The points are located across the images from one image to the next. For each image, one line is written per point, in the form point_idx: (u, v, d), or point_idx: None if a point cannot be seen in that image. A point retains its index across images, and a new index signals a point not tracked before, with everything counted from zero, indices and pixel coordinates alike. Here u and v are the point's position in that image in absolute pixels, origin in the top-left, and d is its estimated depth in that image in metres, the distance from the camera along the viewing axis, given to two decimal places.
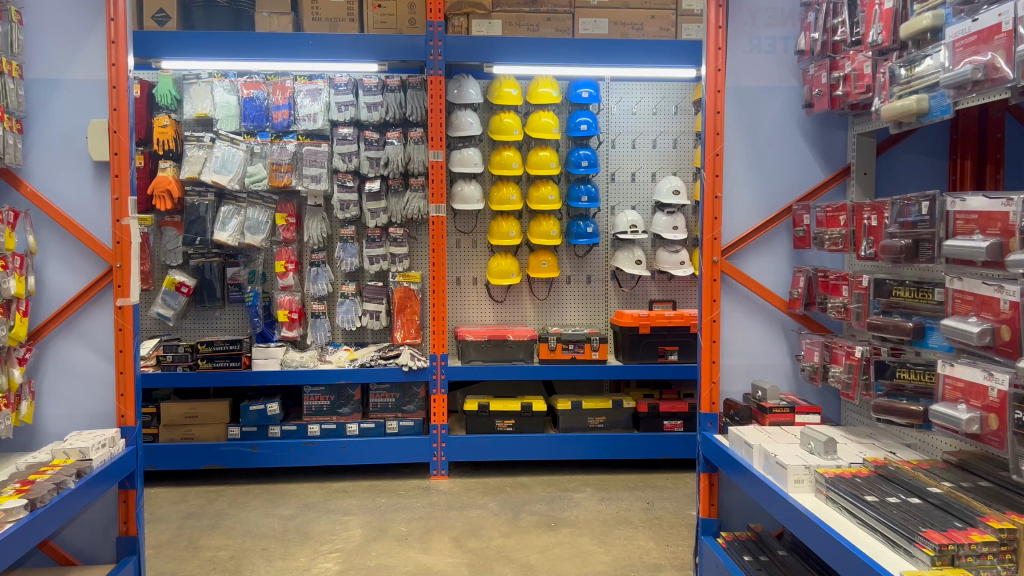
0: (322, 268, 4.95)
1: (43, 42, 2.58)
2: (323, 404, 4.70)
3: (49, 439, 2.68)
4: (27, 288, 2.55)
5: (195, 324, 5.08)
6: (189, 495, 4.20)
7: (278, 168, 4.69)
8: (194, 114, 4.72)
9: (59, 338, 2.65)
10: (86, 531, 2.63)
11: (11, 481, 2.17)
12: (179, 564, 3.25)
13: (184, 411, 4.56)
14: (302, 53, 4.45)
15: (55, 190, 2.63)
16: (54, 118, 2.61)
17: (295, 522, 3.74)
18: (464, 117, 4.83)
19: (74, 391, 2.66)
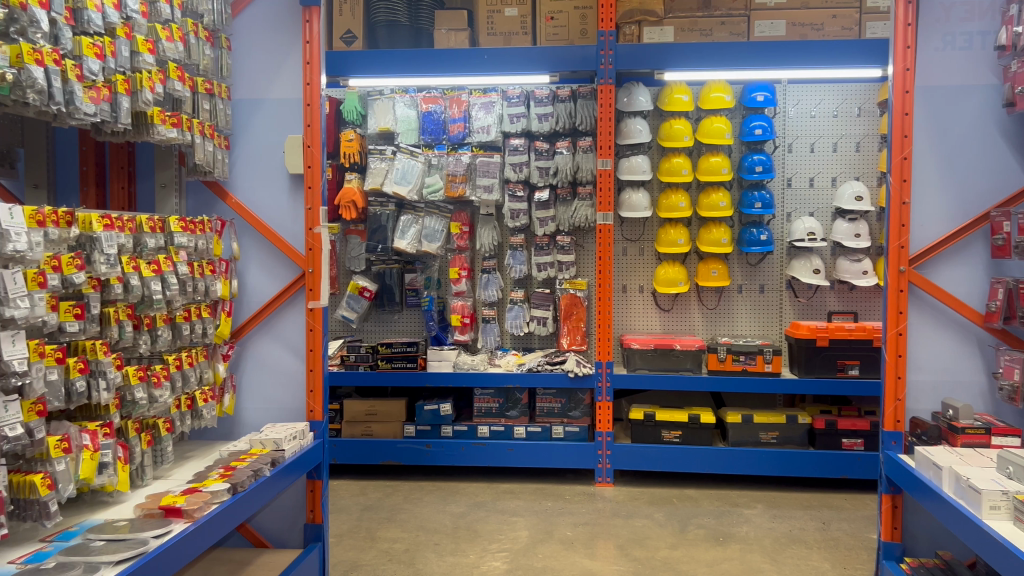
0: (492, 275, 5.09)
1: (249, 65, 2.82)
2: (492, 406, 4.84)
3: (247, 431, 2.91)
4: (231, 290, 2.79)
5: (375, 326, 5.36)
6: (367, 489, 4.42)
7: (454, 179, 4.86)
8: (377, 128, 4.99)
9: (257, 337, 2.88)
10: (277, 517, 2.84)
11: (216, 467, 2.38)
12: (358, 553, 3.43)
13: (365, 408, 4.83)
14: (478, 67, 4.60)
15: (256, 201, 2.86)
16: (257, 136, 2.84)
17: (465, 520, 3.86)
18: (634, 125, 4.83)
19: (269, 386, 2.88)
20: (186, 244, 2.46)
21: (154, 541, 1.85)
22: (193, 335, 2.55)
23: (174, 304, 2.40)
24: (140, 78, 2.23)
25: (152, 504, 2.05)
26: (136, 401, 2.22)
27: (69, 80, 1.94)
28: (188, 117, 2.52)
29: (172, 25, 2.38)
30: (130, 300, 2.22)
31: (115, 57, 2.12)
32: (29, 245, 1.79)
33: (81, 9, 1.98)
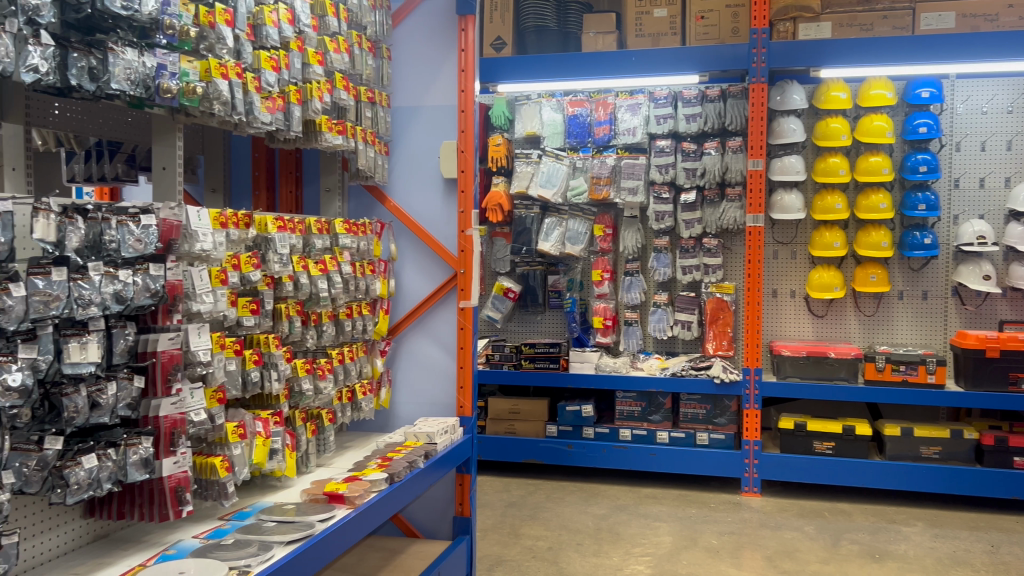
0: (636, 278, 5.06)
1: (408, 73, 2.94)
2: (634, 410, 4.81)
3: (400, 424, 3.03)
4: (389, 289, 2.92)
5: (519, 326, 5.44)
6: (510, 486, 4.50)
7: (598, 181, 4.86)
8: (524, 132, 5.09)
9: (411, 334, 2.99)
10: (428, 508, 2.94)
11: (374, 457, 2.50)
12: (503, 549, 3.50)
13: (508, 407, 4.92)
14: (626, 70, 4.60)
15: (413, 205, 2.96)
16: (414, 141, 2.95)
17: (607, 522, 3.86)
18: (787, 123, 4.68)
19: (422, 381, 2.99)
20: (350, 245, 2.59)
21: (320, 524, 1.96)
22: (354, 331, 2.69)
23: (337, 302, 2.54)
24: (310, 88, 2.37)
25: (317, 490, 2.18)
26: (303, 391, 2.36)
27: (249, 91, 2.09)
28: (352, 125, 2.66)
29: (339, 38, 2.52)
30: (299, 297, 2.37)
31: (289, 69, 2.27)
32: (214, 244, 1.95)
33: (261, 25, 2.12)
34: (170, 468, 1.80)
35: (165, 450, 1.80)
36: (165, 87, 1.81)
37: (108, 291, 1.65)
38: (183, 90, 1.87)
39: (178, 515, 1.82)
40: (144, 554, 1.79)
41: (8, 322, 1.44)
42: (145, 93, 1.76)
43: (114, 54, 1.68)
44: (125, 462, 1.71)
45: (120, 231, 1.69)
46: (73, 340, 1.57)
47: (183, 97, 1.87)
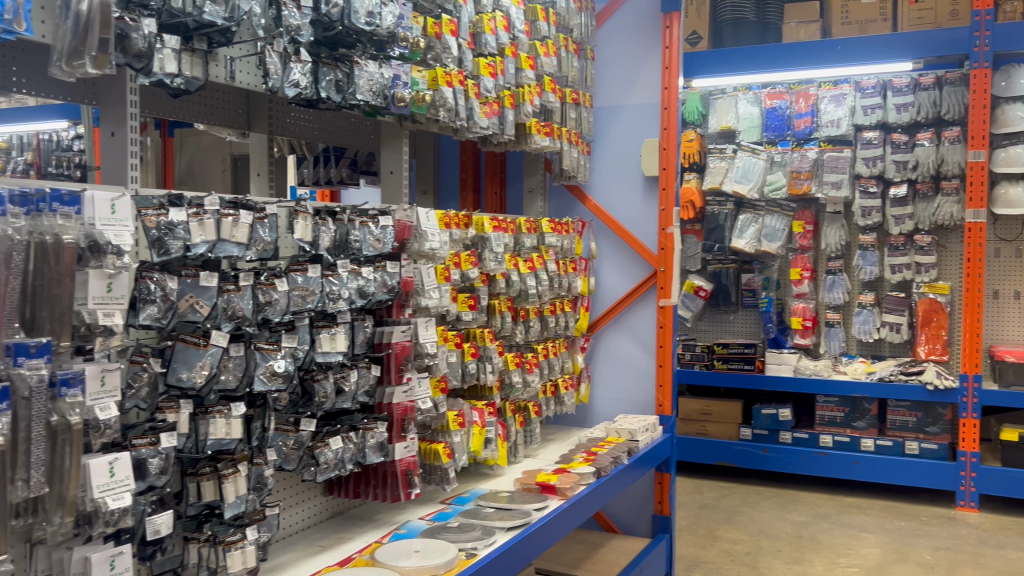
0: (838, 277, 4.85)
1: (610, 73, 2.97)
2: (837, 415, 4.60)
3: (599, 420, 3.07)
4: (589, 286, 2.96)
5: (710, 326, 5.33)
6: (703, 487, 4.45)
7: (798, 175, 4.72)
8: (719, 126, 4.99)
9: (610, 331, 3.02)
10: (627, 504, 2.96)
11: (579, 450, 2.55)
12: (700, 550, 3.47)
13: (700, 408, 4.85)
14: (830, 59, 4.43)
15: (613, 204, 2.99)
16: (615, 141, 2.97)
17: (808, 530, 3.74)
18: (1013, 111, 4.33)
19: (620, 378, 3.00)
20: (555, 243, 2.66)
21: (536, 513, 2.02)
22: (558, 327, 2.75)
23: (543, 299, 2.61)
24: (522, 91, 2.45)
25: (530, 480, 2.25)
26: (513, 384, 2.45)
27: (470, 97, 2.19)
28: (558, 126, 2.72)
29: (548, 41, 2.58)
30: (510, 293, 2.45)
31: (504, 74, 2.36)
32: (440, 244, 2.06)
33: (480, 33, 2.22)
34: (401, 452, 1.93)
35: (397, 436, 1.93)
36: (399, 95, 1.94)
37: (353, 286, 1.79)
38: (414, 98, 2.00)
39: (408, 497, 1.94)
40: (378, 531, 1.92)
41: (274, 313, 1.59)
42: (383, 103, 1.89)
43: (358, 67, 1.81)
44: (364, 445, 1.85)
45: (362, 232, 1.83)
46: (324, 331, 1.72)
47: (414, 104, 2.00)
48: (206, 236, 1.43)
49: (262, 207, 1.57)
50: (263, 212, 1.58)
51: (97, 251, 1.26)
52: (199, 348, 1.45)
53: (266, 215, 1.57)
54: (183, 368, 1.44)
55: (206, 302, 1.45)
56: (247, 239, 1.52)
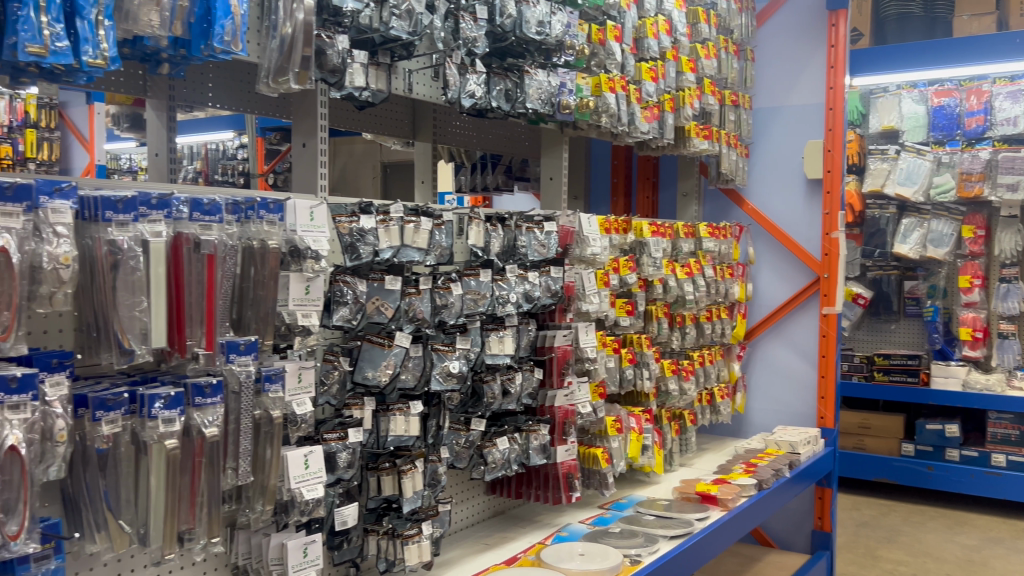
0: (1014, 285, 4.51)
1: (771, 74, 2.89)
2: (1011, 433, 4.29)
3: (754, 430, 2.99)
4: (747, 293, 2.89)
5: (868, 334, 5.08)
6: (860, 504, 4.26)
7: (968, 177, 4.43)
8: (880, 126, 4.79)
9: (767, 340, 2.94)
10: (785, 518, 2.89)
11: (738, 461, 2.49)
12: (861, 569, 3.33)
13: (857, 421, 4.66)
14: (1007, 53, 4.16)
15: (773, 207, 2.90)
16: (775, 143, 2.89)
17: (979, 554, 3.52)
18: None
19: (778, 388, 2.92)
20: (713, 249, 2.62)
21: (698, 523, 2.00)
22: (714, 334, 2.70)
23: (700, 305, 2.57)
24: (683, 95, 2.43)
25: (689, 489, 2.22)
26: (670, 391, 2.43)
27: (632, 102, 2.19)
28: (717, 129, 2.68)
29: (709, 43, 2.55)
30: (667, 299, 2.43)
31: (665, 78, 2.34)
32: (601, 249, 2.07)
33: (642, 37, 2.23)
34: (563, 455, 1.95)
35: (559, 438, 1.95)
36: (564, 103, 1.95)
37: (520, 290, 1.82)
38: (579, 105, 2.01)
39: (568, 500, 1.95)
40: (541, 532, 1.95)
41: (450, 316, 1.67)
42: (550, 110, 1.91)
43: (528, 76, 1.85)
44: (527, 446, 1.89)
45: (529, 237, 1.86)
46: (493, 334, 1.78)
47: (578, 111, 2.02)
48: (392, 242, 1.55)
49: (441, 214, 1.66)
50: (442, 219, 1.67)
51: (297, 256, 1.38)
52: (384, 348, 1.54)
53: (444, 221, 1.67)
54: (369, 367, 1.54)
55: (390, 304, 1.54)
56: (426, 245, 1.61)
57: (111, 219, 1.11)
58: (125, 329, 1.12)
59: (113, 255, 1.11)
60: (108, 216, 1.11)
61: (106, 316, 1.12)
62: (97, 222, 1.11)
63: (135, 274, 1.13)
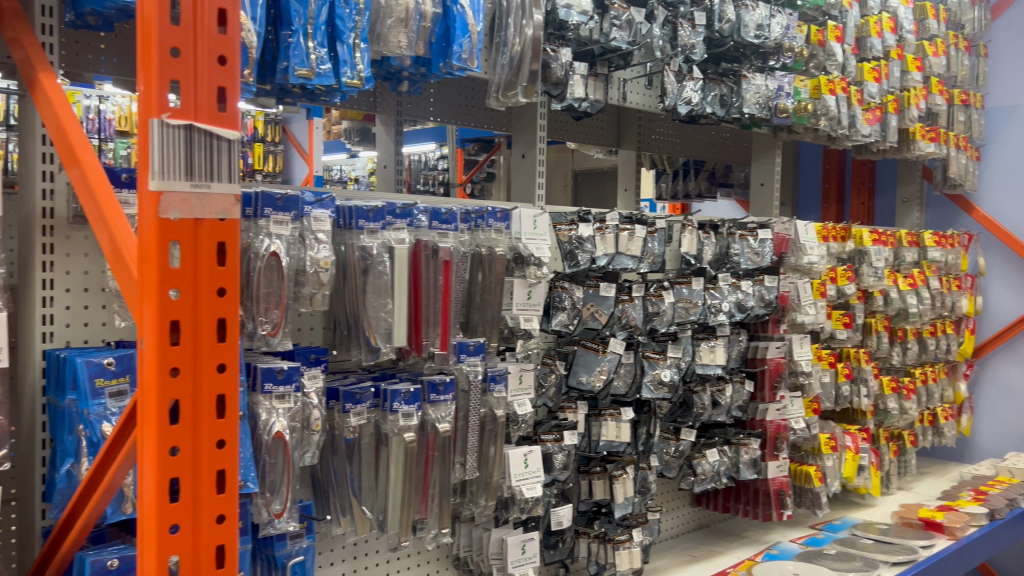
0: None
1: (1008, 71, 2.67)
2: None
3: (981, 456, 2.77)
4: (976, 307, 2.68)
5: None
6: None
7: None
8: None
9: (998, 358, 2.71)
10: (1016, 553, 2.65)
11: (965, 488, 2.32)
12: None
13: None
14: None
15: (1007, 214, 2.67)
16: (1010, 145, 2.66)
17: None
18: None
19: (1009, 411, 2.69)
20: (940, 258, 2.45)
21: (923, 551, 1.87)
22: (938, 350, 2.54)
23: (924, 318, 2.42)
24: (907, 96, 2.30)
25: (911, 515, 2.09)
26: (889, 410, 2.30)
27: (853, 104, 2.10)
28: (945, 130, 2.51)
29: (937, 40, 2.40)
30: (888, 312, 2.31)
31: (889, 78, 2.23)
32: (818, 257, 1.98)
33: (865, 37, 2.14)
34: (775, 471, 1.89)
35: (770, 453, 1.89)
36: (782, 106, 1.89)
37: (732, 300, 1.78)
38: (797, 108, 1.96)
39: (779, 517, 1.89)
40: (750, 548, 1.90)
41: (661, 324, 1.66)
42: (768, 114, 1.86)
43: (746, 81, 1.81)
44: (737, 459, 1.85)
45: (741, 245, 1.82)
46: (703, 343, 1.74)
47: (795, 114, 1.96)
48: (607, 250, 1.57)
49: (655, 222, 1.66)
50: (655, 226, 1.67)
51: (521, 262, 1.45)
52: (598, 354, 1.56)
53: (658, 229, 1.66)
54: (583, 371, 1.57)
55: (605, 311, 1.57)
56: (640, 252, 1.62)
57: (363, 227, 1.23)
58: (372, 328, 1.24)
59: (364, 259, 1.23)
60: (361, 224, 1.24)
61: (357, 316, 1.25)
62: (351, 230, 1.24)
63: (382, 277, 1.24)
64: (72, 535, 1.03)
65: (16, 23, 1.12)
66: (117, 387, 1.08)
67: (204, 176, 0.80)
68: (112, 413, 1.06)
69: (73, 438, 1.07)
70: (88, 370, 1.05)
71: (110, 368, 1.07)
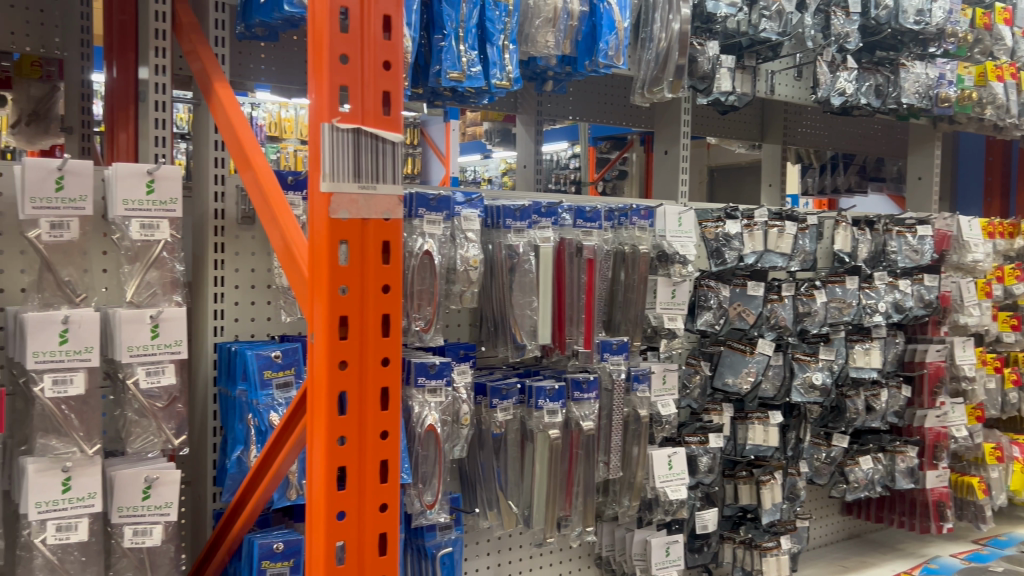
0: None
1: None
2: None
3: None
4: None
5: None
6: None
7: None
8: None
9: None
10: None
11: None
12: None
13: None
14: None
15: None
16: None
17: None
18: None
19: None
20: None
21: None
22: None
23: None
24: None
25: None
26: None
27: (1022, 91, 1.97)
28: None
29: None
30: None
31: None
32: (985, 255, 1.86)
33: None
34: (933, 481, 1.80)
35: (928, 462, 1.80)
36: (943, 96, 1.79)
37: (889, 300, 1.71)
38: (960, 96, 1.85)
39: (939, 530, 1.80)
40: (906, 561, 1.80)
41: (813, 324, 1.61)
42: (928, 104, 1.76)
43: (904, 69, 1.73)
44: (893, 468, 1.77)
45: (899, 242, 1.74)
46: (858, 345, 1.69)
47: (958, 103, 1.85)
48: (756, 247, 1.53)
49: (806, 218, 1.60)
50: (806, 223, 1.61)
51: (665, 260, 1.43)
52: (746, 355, 1.53)
53: (809, 225, 1.61)
54: (729, 373, 1.54)
55: (753, 311, 1.53)
56: (790, 250, 1.57)
57: (510, 226, 1.25)
58: (518, 325, 1.26)
59: (511, 258, 1.25)
60: (508, 223, 1.26)
61: (503, 313, 1.27)
62: (498, 229, 1.27)
63: (528, 275, 1.26)
64: (242, 518, 1.10)
65: (194, 38, 1.19)
66: (283, 378, 1.15)
67: (370, 177, 0.85)
68: (279, 403, 1.13)
69: (243, 425, 1.15)
70: (258, 362, 1.12)
71: (277, 360, 1.14)
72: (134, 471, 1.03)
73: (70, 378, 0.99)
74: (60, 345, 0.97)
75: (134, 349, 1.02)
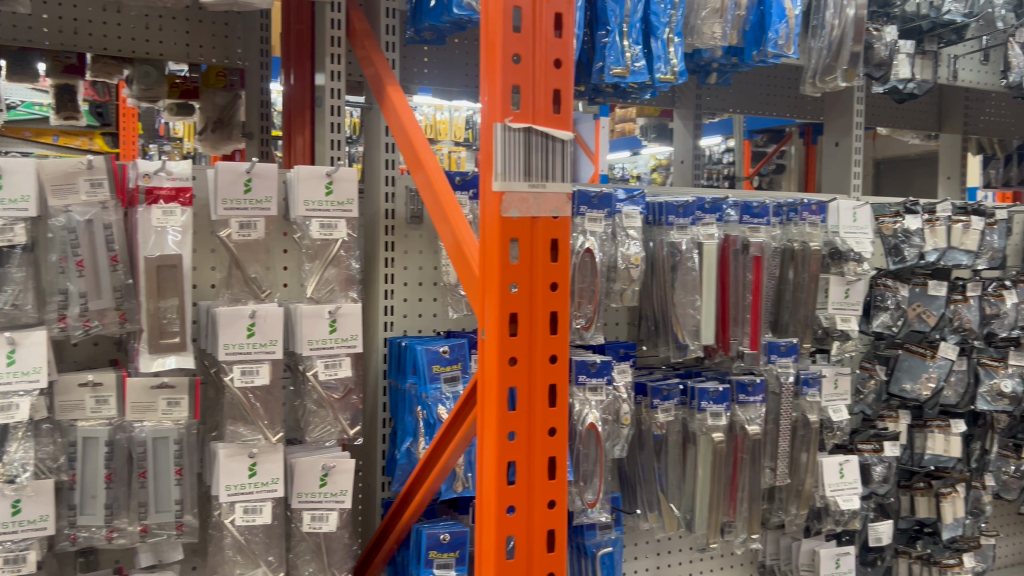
0: None
1: None
2: None
3: None
4: None
5: None
6: None
7: None
8: None
9: None
10: None
11: None
12: None
13: None
14: None
15: None
16: None
17: None
18: None
19: None
20: None
21: None
22: None
23: None
24: None
25: None
26: None
27: None
28: None
29: None
30: None
31: None
32: None
33: None
34: None
35: None
36: None
37: None
38: None
39: None
40: None
41: (1002, 327, 1.50)
42: None
43: None
44: None
45: None
46: None
47: None
48: (938, 243, 1.43)
49: (995, 213, 1.49)
50: (995, 218, 1.50)
51: (839, 258, 1.37)
52: (926, 360, 1.45)
53: (998, 220, 1.49)
54: (907, 378, 1.46)
55: (934, 312, 1.44)
56: (977, 247, 1.46)
57: (673, 223, 1.23)
58: (680, 325, 1.24)
59: (673, 256, 1.23)
60: (671, 219, 1.24)
61: (665, 312, 1.25)
62: (660, 226, 1.25)
63: (691, 274, 1.23)
64: (410, 508, 1.15)
65: (367, 44, 1.24)
66: (450, 373, 1.18)
67: (540, 176, 0.85)
68: (447, 397, 1.17)
69: (412, 418, 1.20)
70: (427, 356, 1.16)
71: (445, 355, 1.18)
72: (313, 458, 1.10)
73: (257, 369, 1.06)
74: (248, 338, 1.05)
75: (314, 342, 1.09)
